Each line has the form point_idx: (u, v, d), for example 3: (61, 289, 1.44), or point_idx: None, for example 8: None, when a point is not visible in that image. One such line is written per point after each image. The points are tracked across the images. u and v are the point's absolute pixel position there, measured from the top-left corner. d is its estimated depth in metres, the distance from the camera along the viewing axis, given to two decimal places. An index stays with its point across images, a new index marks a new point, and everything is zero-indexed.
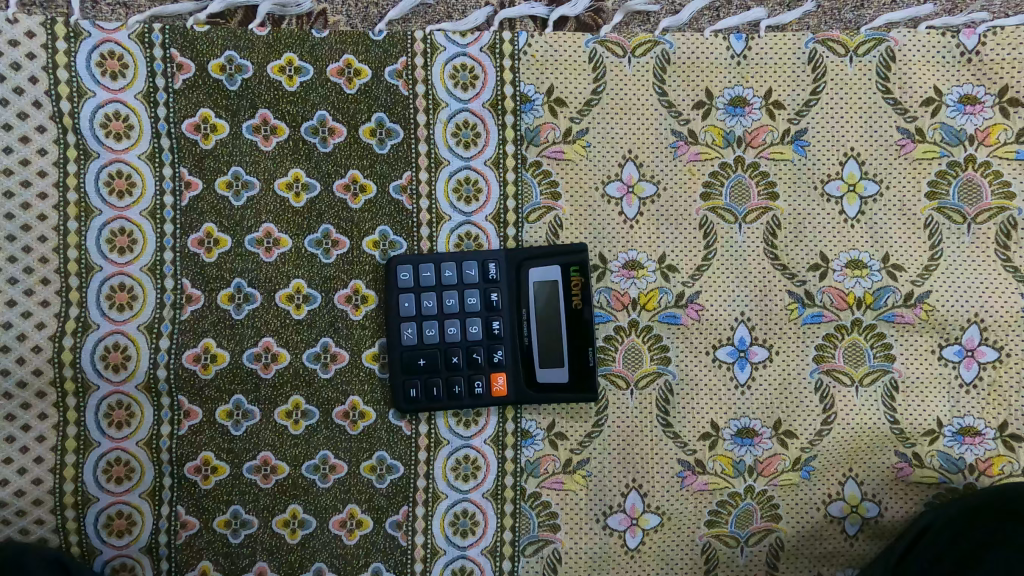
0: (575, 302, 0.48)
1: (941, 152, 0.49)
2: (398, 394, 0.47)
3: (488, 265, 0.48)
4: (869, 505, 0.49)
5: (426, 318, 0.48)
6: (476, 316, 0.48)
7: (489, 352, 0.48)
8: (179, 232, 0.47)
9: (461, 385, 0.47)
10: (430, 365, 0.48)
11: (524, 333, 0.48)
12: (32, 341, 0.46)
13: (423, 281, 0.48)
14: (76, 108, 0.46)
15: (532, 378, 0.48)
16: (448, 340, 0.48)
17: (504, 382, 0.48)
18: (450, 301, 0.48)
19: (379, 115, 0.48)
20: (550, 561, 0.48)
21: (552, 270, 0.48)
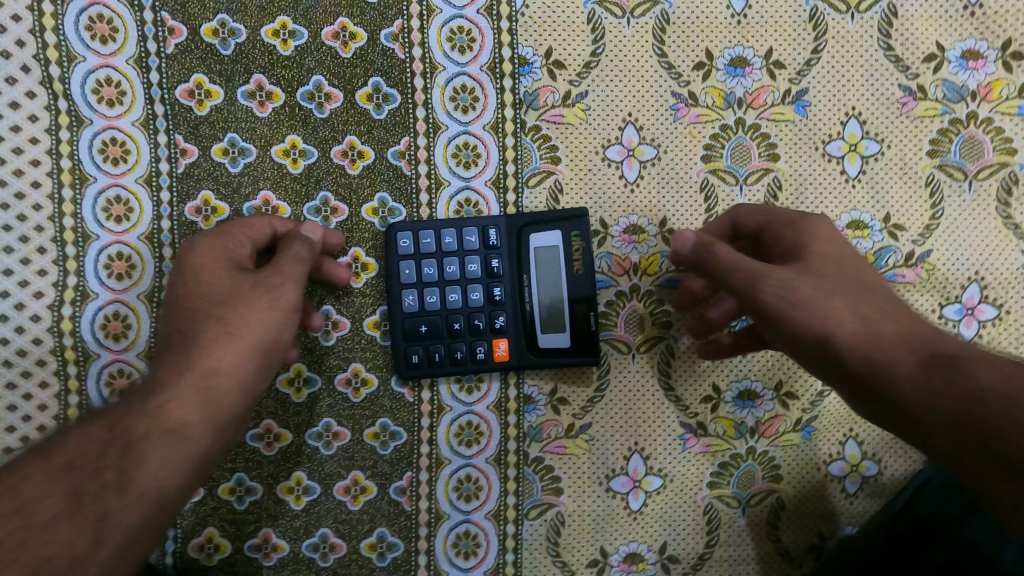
0: (576, 267, 0.47)
1: (943, 110, 0.48)
2: (400, 360, 0.47)
3: (489, 231, 0.48)
4: (869, 463, 0.49)
5: (427, 284, 0.47)
6: (477, 282, 0.48)
7: (491, 318, 0.47)
8: (175, 199, 0.47)
9: (463, 351, 0.47)
10: (431, 332, 0.47)
11: (526, 299, 0.48)
12: (31, 310, 0.46)
13: (423, 248, 0.47)
14: (66, 73, 0.46)
15: (534, 344, 0.47)
16: (449, 306, 0.47)
17: (506, 348, 0.47)
18: (451, 267, 0.47)
19: (375, 80, 0.48)
20: (554, 524, 0.48)
21: (553, 235, 0.48)
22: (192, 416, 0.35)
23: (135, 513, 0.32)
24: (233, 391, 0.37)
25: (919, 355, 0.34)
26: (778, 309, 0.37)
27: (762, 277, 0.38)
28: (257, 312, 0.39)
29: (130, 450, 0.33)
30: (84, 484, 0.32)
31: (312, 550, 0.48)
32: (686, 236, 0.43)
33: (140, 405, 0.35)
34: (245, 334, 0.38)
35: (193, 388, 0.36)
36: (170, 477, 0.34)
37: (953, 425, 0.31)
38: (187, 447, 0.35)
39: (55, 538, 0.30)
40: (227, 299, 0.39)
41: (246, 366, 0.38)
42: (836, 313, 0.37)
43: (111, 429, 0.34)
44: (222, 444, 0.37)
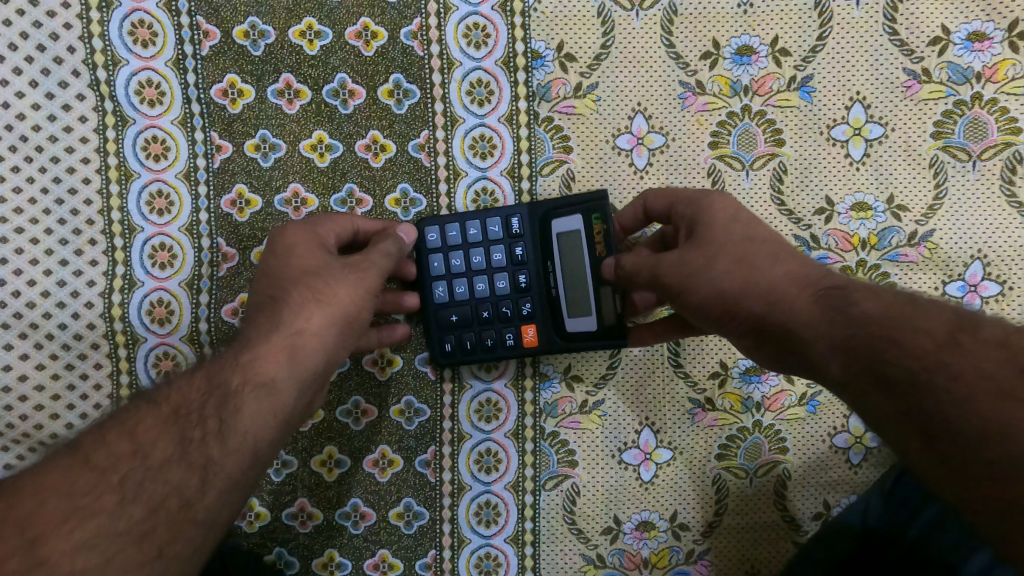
0: (599, 250, 0.48)
1: (948, 92, 0.49)
2: (435, 347, 0.50)
3: (511, 219, 0.49)
4: (872, 436, 0.51)
5: (456, 276, 0.50)
6: (503, 271, 0.50)
7: (518, 304, 0.49)
8: (213, 193, 0.50)
9: (491, 338, 0.49)
10: (462, 321, 0.50)
11: (551, 284, 0.49)
12: (85, 297, 0.50)
13: (450, 241, 0.50)
14: (112, 76, 0.49)
15: (561, 327, 0.49)
16: (478, 296, 0.50)
17: (534, 333, 0.49)
18: (477, 259, 0.50)
19: (396, 76, 0.50)
20: (569, 494, 0.51)
21: (573, 219, 0.49)
22: (280, 373, 0.39)
23: (235, 460, 0.36)
24: (314, 352, 0.41)
25: (812, 293, 0.37)
26: (678, 282, 0.41)
27: (658, 263, 0.42)
28: (344, 285, 0.42)
29: (228, 401, 0.37)
30: (190, 431, 0.36)
31: (344, 518, 0.52)
32: (609, 264, 0.47)
33: (230, 363, 0.39)
34: (329, 303, 0.41)
35: (281, 346, 0.40)
36: (262, 426, 0.37)
37: (841, 351, 0.34)
38: (276, 402, 0.38)
39: (169, 476, 0.35)
40: (317, 273, 0.43)
41: (328, 331, 0.41)
42: (724, 271, 0.40)
43: (211, 382, 0.38)
44: (304, 401, 0.40)
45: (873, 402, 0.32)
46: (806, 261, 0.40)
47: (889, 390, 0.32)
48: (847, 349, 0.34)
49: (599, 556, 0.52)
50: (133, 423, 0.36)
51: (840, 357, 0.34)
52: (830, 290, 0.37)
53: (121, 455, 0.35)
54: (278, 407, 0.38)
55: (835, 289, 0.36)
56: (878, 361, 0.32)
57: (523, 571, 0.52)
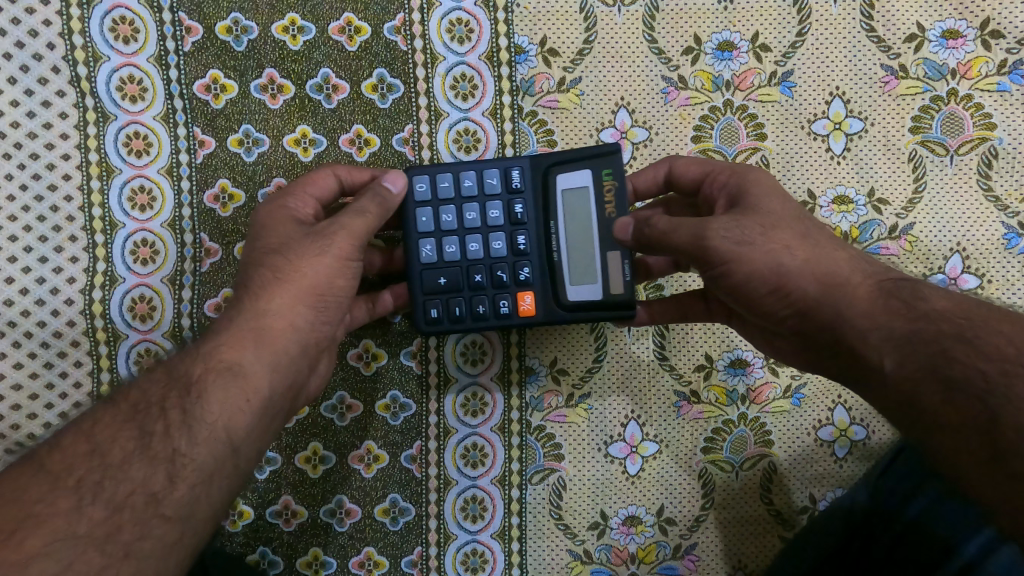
0: (607, 211, 0.45)
1: (925, 88, 0.50)
2: (419, 315, 0.45)
3: (511, 171, 0.46)
4: (857, 428, 0.52)
5: (448, 234, 0.46)
6: (499, 229, 0.46)
7: (515, 268, 0.46)
8: (195, 188, 0.50)
9: (484, 305, 0.46)
10: (451, 284, 0.46)
11: (550, 246, 0.46)
12: (65, 295, 0.49)
13: (441, 193, 0.46)
14: (93, 72, 0.49)
15: (563, 293, 0.46)
16: (470, 258, 0.46)
17: (531, 301, 0.46)
18: (470, 215, 0.46)
19: (380, 71, 0.50)
20: (556, 488, 0.51)
21: (581, 174, 0.46)
22: (246, 357, 0.38)
23: (207, 450, 0.36)
24: (283, 334, 0.39)
25: (875, 282, 0.37)
26: (729, 249, 0.38)
27: (709, 224, 0.38)
28: (308, 261, 0.40)
29: (190, 391, 0.37)
30: (150, 425, 0.36)
31: (329, 515, 0.51)
32: (625, 224, 0.43)
33: (193, 352, 0.38)
34: (295, 281, 0.40)
35: (245, 331, 0.39)
36: (235, 412, 0.37)
37: (899, 347, 0.35)
38: (246, 387, 0.37)
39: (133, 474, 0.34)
40: (279, 251, 0.41)
41: (297, 311, 0.40)
42: (784, 245, 0.38)
43: (172, 375, 0.37)
44: (283, 383, 0.39)
45: (931, 401, 0.33)
46: (853, 248, 0.41)
47: (949, 389, 0.32)
48: (907, 344, 0.34)
49: (586, 552, 0.52)
50: (98, 435, 0.36)
51: (897, 354, 0.34)
52: (894, 281, 0.37)
53: (83, 465, 0.34)
54: (249, 392, 0.37)
55: (900, 282, 0.37)
56: (947, 362, 0.33)
57: (510, 567, 0.51)
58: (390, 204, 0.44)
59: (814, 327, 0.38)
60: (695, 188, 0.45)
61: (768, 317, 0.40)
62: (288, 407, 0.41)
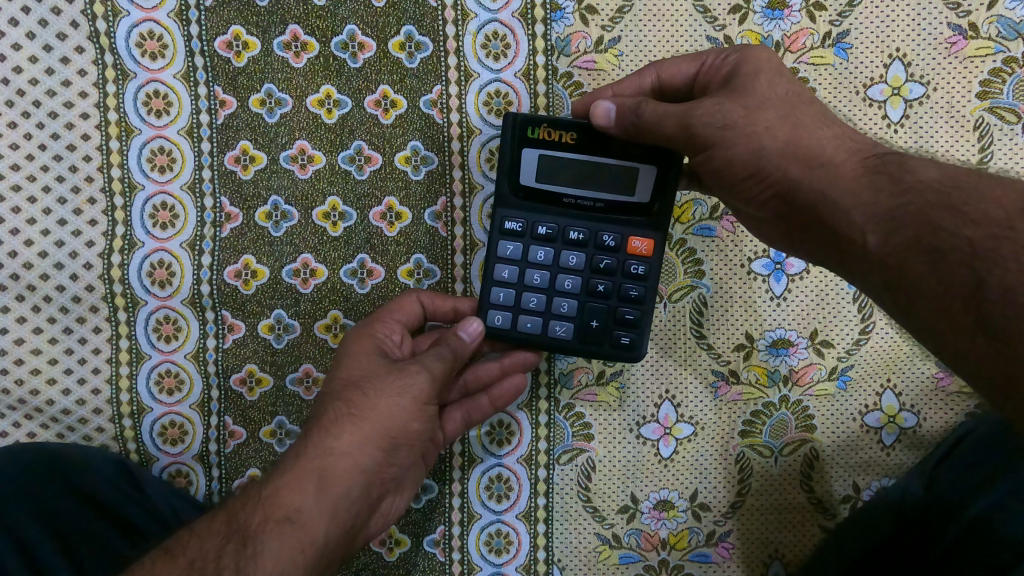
0: (569, 140, 0.42)
1: (996, 49, 0.46)
2: (615, 351, 0.44)
3: (507, 226, 0.44)
4: (906, 415, 0.49)
5: (544, 303, 0.44)
6: (564, 256, 0.44)
7: (599, 242, 0.43)
8: (216, 150, 0.48)
9: (634, 287, 0.44)
10: (601, 314, 0.44)
11: (584, 202, 0.43)
12: (84, 259, 0.48)
13: (507, 300, 0.44)
14: (111, 28, 0.47)
15: (642, 207, 0.43)
16: (578, 286, 0.44)
17: (640, 239, 0.43)
18: (535, 277, 0.44)
19: (408, 28, 0.48)
20: (584, 469, 0.49)
21: (529, 155, 0.43)
22: (305, 503, 0.37)
23: None
24: (347, 475, 0.38)
25: (862, 159, 0.35)
26: (746, 155, 0.36)
27: (692, 109, 0.37)
28: (384, 398, 0.39)
29: (246, 543, 0.36)
30: None
31: None
32: (606, 108, 0.40)
33: (256, 496, 0.37)
34: (368, 420, 0.39)
35: (312, 470, 0.38)
36: (290, 564, 0.35)
37: (884, 222, 0.33)
38: (304, 536, 0.36)
39: None
40: (357, 385, 0.40)
41: (365, 450, 0.38)
42: (766, 126, 0.36)
43: (231, 524, 0.37)
44: (340, 528, 0.37)
45: (917, 273, 0.31)
46: None
47: (938, 260, 0.31)
48: (891, 219, 0.32)
49: (614, 536, 0.50)
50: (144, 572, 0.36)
51: (882, 229, 0.33)
52: (881, 157, 0.35)
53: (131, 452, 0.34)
54: (307, 541, 0.36)
55: (887, 156, 0.34)
56: None
57: (535, 550, 0.50)
58: (461, 353, 0.42)
59: (793, 208, 0.36)
60: (690, 89, 0.43)
61: (749, 203, 0.38)
62: (345, 551, 0.39)
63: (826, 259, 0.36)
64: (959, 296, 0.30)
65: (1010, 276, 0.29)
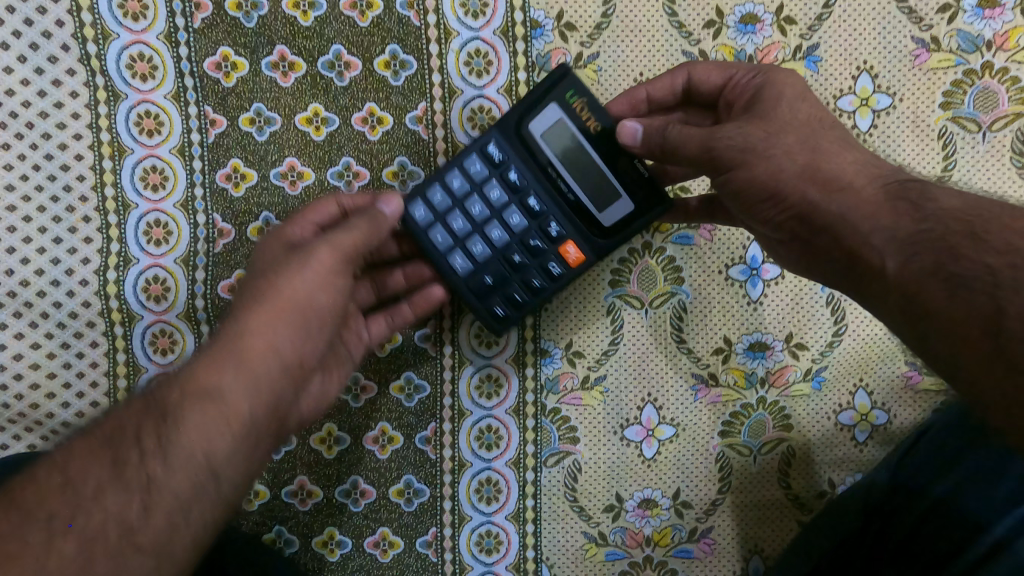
0: (591, 126, 0.44)
1: (957, 61, 0.48)
2: (487, 316, 0.47)
3: (487, 149, 0.46)
4: (878, 413, 0.51)
5: (466, 237, 0.47)
6: (509, 205, 0.46)
7: (545, 231, 0.46)
8: (207, 167, 0.49)
9: (539, 279, 0.46)
10: (498, 276, 0.47)
11: (563, 190, 0.46)
12: (80, 276, 0.49)
13: (440, 207, 0.46)
14: (101, 50, 0.48)
15: (596, 226, 0.46)
16: (500, 245, 0.47)
17: (575, 251, 0.46)
18: (477, 207, 0.46)
19: (393, 47, 0.49)
20: (571, 470, 0.51)
21: (551, 110, 0.44)
22: (226, 382, 0.36)
23: (185, 477, 0.34)
24: (263, 357, 0.38)
25: (882, 186, 0.36)
26: (733, 156, 0.38)
27: (715, 133, 0.39)
28: (294, 280, 0.39)
29: (166, 418, 0.35)
30: (124, 453, 0.34)
31: (344, 496, 0.51)
32: (634, 128, 0.42)
33: (172, 378, 0.37)
34: (275, 301, 0.39)
35: (226, 353, 0.37)
36: (215, 436, 0.35)
37: (903, 248, 0.34)
38: (226, 411, 0.36)
39: (107, 504, 0.34)
40: (264, 273, 0.41)
41: (276, 329, 0.38)
42: (784, 152, 0.38)
43: (149, 402, 0.36)
44: (264, 404, 0.37)
45: (933, 298, 0.32)
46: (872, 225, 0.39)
47: (953, 288, 0.32)
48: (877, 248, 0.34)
49: (600, 534, 0.52)
50: (66, 457, 0.35)
51: (900, 255, 0.34)
52: (902, 183, 0.36)
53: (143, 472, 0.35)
54: (230, 414, 0.36)
55: (908, 183, 0.36)
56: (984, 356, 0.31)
57: (524, 549, 0.51)
58: (382, 224, 0.43)
59: (809, 230, 0.37)
60: (716, 95, 0.46)
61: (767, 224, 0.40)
62: (277, 427, 0.39)
63: (839, 279, 0.37)
64: (975, 323, 0.31)
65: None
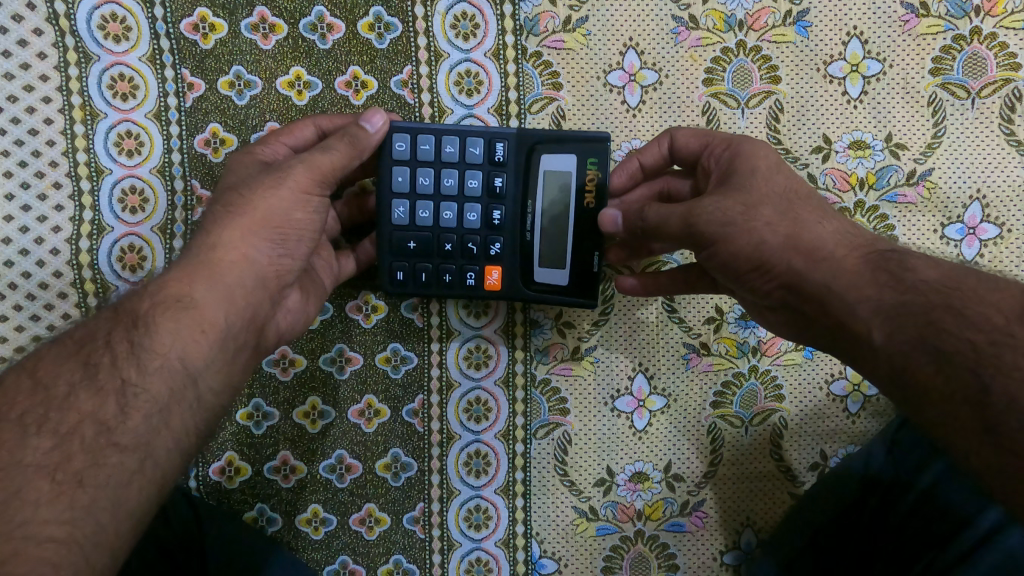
0: (588, 200, 0.45)
1: (946, 27, 0.48)
2: (385, 276, 0.45)
3: (495, 145, 0.45)
4: (870, 383, 0.50)
5: (421, 198, 0.45)
6: (476, 200, 0.46)
7: (486, 243, 0.46)
8: (185, 133, 0.48)
9: (451, 275, 0.46)
10: (421, 248, 0.45)
11: (526, 227, 0.46)
12: (50, 244, 0.47)
13: (421, 155, 0.45)
14: (71, 10, 0.46)
15: (531, 278, 0.46)
16: (442, 226, 0.46)
17: (498, 277, 0.46)
18: (449, 181, 0.45)
19: (377, 9, 0.48)
20: (562, 443, 0.50)
21: (567, 160, 0.45)
22: (199, 291, 0.37)
23: (160, 380, 0.35)
24: (236, 267, 0.38)
25: (863, 255, 0.36)
26: (714, 231, 0.38)
27: (696, 208, 0.38)
28: (267, 194, 0.39)
29: (137, 325, 0.36)
30: (95, 358, 0.35)
31: (329, 471, 0.49)
32: (612, 215, 0.42)
33: (144, 290, 0.37)
34: (247, 214, 0.39)
35: (199, 265, 0.38)
36: (189, 342, 0.36)
37: (889, 319, 0.33)
38: (199, 318, 0.37)
39: (79, 403, 0.34)
40: (235, 187, 0.40)
41: (250, 243, 0.39)
42: (765, 222, 0.37)
43: (120, 311, 0.37)
44: (240, 316, 0.38)
45: (922, 373, 0.32)
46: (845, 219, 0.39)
47: (943, 359, 0.32)
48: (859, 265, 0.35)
49: (591, 509, 0.51)
50: (34, 362, 0.36)
51: (894, 310, 0.34)
52: (882, 254, 0.36)
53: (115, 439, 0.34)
54: (206, 323, 0.37)
55: (888, 253, 0.36)
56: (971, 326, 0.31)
57: (514, 524, 0.50)
58: (362, 143, 0.42)
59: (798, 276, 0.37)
60: (694, 160, 0.45)
61: (754, 293, 0.39)
62: (255, 340, 0.40)
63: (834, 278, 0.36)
64: (962, 400, 0.31)
65: (1012, 384, 0.30)
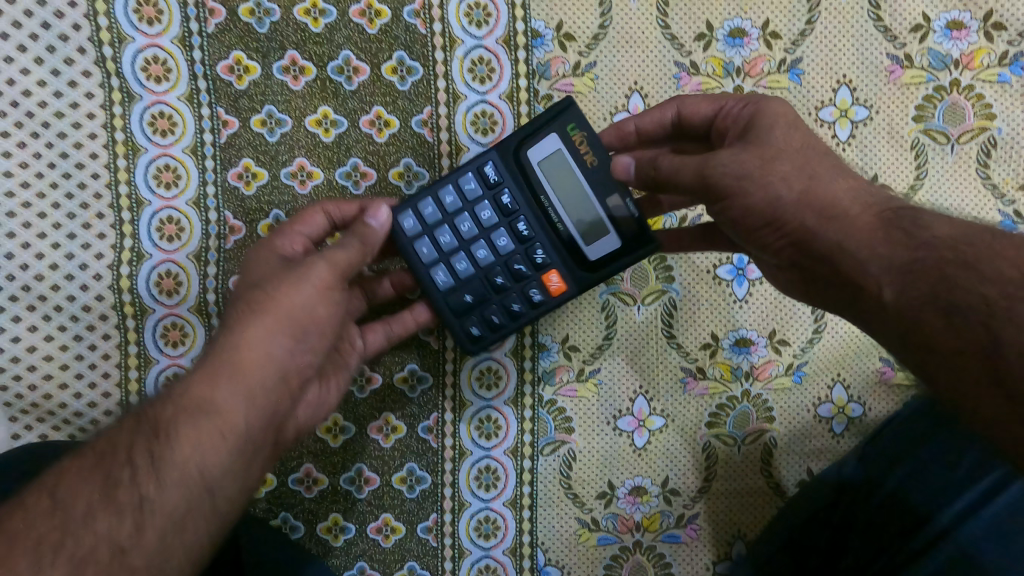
0: (590, 159, 0.46)
1: (928, 77, 0.52)
2: (462, 337, 0.49)
3: (485, 168, 0.48)
4: (854, 406, 0.54)
5: (452, 254, 0.49)
6: (499, 229, 0.48)
7: (529, 258, 0.48)
8: (219, 167, 0.51)
9: (518, 304, 0.48)
10: (478, 297, 0.49)
11: (552, 220, 0.48)
12: (93, 270, 0.51)
13: (429, 219, 0.48)
14: (117, 53, 0.50)
15: (582, 261, 0.48)
16: (484, 265, 0.49)
17: (558, 279, 0.48)
18: (466, 225, 0.48)
19: (399, 54, 0.52)
20: (566, 459, 0.54)
21: (551, 141, 0.47)
22: (221, 393, 0.38)
23: (180, 491, 0.36)
24: (259, 365, 0.39)
25: (876, 212, 0.35)
26: (728, 184, 0.37)
27: (710, 160, 0.37)
28: (291, 291, 0.40)
29: (157, 436, 0.36)
30: (115, 473, 0.35)
31: (349, 482, 0.53)
32: (625, 163, 0.42)
33: (163, 397, 0.38)
34: (272, 312, 0.40)
35: (221, 367, 0.38)
36: (212, 447, 0.36)
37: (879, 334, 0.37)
38: (221, 423, 0.37)
39: (97, 522, 0.34)
40: (259, 284, 0.42)
41: (273, 340, 0.39)
42: (782, 177, 0.36)
43: (139, 419, 0.37)
44: (259, 414, 0.39)
45: None
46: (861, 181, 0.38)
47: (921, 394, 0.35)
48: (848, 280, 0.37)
49: (593, 520, 0.54)
50: (55, 478, 0.36)
51: None
52: (896, 211, 0.35)
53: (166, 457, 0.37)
54: (227, 428, 0.37)
55: (904, 210, 0.35)
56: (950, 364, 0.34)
57: (520, 534, 0.54)
58: (370, 239, 0.45)
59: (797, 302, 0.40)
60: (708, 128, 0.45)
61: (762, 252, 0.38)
62: (275, 437, 0.41)
63: None
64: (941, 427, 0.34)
65: None
